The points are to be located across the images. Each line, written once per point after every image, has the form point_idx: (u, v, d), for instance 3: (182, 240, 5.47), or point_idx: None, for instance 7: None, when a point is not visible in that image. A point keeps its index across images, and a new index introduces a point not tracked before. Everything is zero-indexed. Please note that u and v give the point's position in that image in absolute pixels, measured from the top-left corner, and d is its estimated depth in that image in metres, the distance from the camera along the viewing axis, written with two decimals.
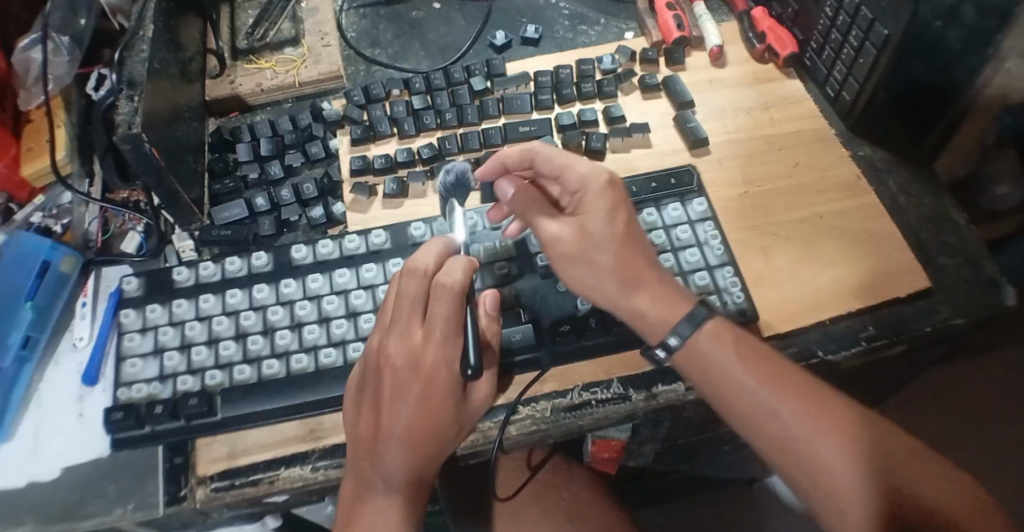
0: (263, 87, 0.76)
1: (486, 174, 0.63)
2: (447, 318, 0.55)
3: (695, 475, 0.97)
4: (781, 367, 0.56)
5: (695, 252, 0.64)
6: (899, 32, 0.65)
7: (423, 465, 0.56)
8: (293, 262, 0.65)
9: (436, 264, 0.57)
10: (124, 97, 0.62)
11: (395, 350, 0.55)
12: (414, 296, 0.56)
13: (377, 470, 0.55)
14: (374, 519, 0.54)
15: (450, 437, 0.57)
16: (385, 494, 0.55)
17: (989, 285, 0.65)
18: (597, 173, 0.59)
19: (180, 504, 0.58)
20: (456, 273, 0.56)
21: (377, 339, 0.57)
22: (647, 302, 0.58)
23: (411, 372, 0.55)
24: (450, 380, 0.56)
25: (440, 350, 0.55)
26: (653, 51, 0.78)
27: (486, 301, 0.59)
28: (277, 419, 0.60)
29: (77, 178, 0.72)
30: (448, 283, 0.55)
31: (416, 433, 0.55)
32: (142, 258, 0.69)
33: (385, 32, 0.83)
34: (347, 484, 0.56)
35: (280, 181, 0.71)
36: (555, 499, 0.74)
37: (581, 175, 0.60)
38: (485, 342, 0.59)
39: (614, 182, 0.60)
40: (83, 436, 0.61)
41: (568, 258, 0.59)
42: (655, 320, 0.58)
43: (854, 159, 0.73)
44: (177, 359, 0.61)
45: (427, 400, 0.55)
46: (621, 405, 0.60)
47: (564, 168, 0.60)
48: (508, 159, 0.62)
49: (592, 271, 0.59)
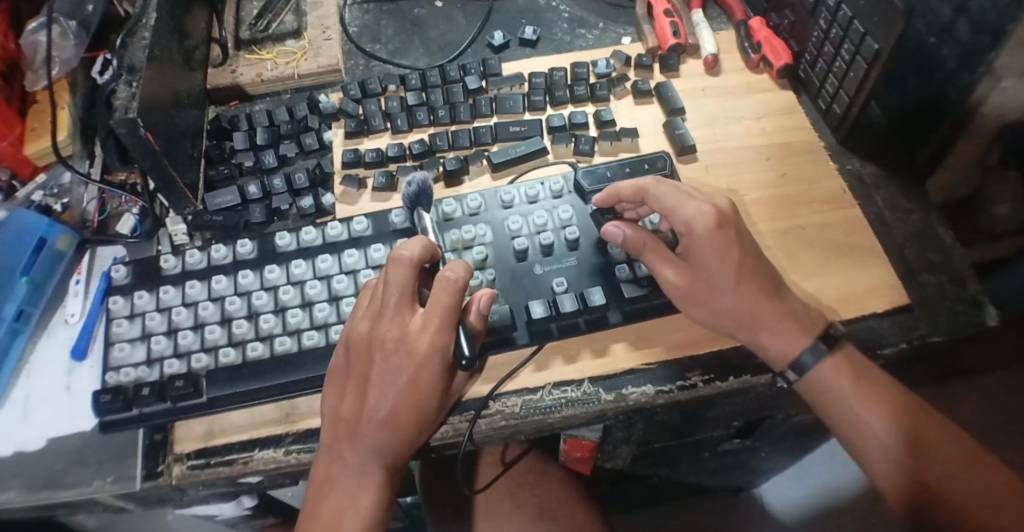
0: (263, 77, 0.78)
1: (600, 203, 0.65)
2: (447, 309, 0.57)
3: (677, 480, 0.97)
4: (882, 384, 0.60)
5: (664, 234, 0.66)
6: (890, 47, 0.65)
7: (402, 451, 0.58)
8: (277, 249, 0.67)
9: (422, 253, 0.59)
10: (123, 82, 0.64)
11: (390, 334, 0.57)
12: (406, 282, 0.58)
13: (358, 450, 0.56)
14: (348, 496, 0.57)
15: (429, 423, 0.58)
16: (363, 472, 0.57)
17: (971, 303, 0.64)
18: (703, 216, 0.61)
19: (157, 479, 0.59)
20: (458, 269, 0.58)
21: (366, 322, 0.58)
22: (772, 341, 0.60)
23: (404, 358, 0.57)
24: (442, 368, 0.57)
25: (434, 340, 0.57)
26: (648, 56, 0.78)
27: (481, 300, 0.60)
28: (254, 401, 0.61)
29: (78, 159, 0.74)
30: (452, 277, 0.57)
31: (400, 418, 0.56)
32: (135, 240, 0.71)
33: (386, 28, 0.84)
34: (322, 462, 0.57)
35: (274, 170, 0.73)
36: (528, 495, 0.74)
37: (685, 219, 0.61)
38: (473, 336, 0.60)
39: (723, 222, 0.61)
40: (69, 409, 0.63)
41: (687, 299, 0.61)
42: (780, 355, 0.60)
43: (843, 172, 0.72)
44: (164, 343, 0.63)
45: (416, 386, 0.57)
46: (591, 405, 0.61)
47: (671, 211, 0.62)
48: (622, 192, 0.64)
49: (721, 311, 0.61)
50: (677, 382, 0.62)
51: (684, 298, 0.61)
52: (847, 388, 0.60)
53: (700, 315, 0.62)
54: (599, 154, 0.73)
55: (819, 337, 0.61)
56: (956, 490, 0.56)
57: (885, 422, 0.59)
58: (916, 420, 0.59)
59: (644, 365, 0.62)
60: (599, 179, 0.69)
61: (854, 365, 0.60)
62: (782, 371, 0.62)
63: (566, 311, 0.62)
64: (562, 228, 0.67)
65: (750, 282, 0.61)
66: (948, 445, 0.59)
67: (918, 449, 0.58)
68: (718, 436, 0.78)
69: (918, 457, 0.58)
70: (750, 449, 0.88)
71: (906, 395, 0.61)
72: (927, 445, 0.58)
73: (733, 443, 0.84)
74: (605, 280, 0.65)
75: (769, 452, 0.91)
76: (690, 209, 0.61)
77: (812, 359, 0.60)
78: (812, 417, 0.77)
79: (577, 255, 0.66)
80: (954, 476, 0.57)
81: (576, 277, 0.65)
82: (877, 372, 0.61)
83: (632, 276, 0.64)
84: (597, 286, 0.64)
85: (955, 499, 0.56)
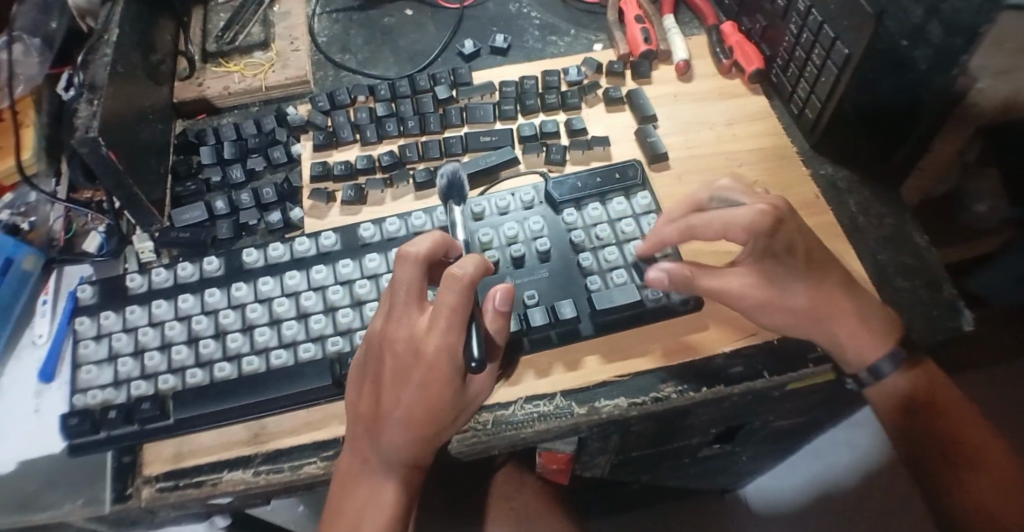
0: (230, 90, 0.77)
1: (644, 252, 0.64)
2: (454, 309, 0.54)
3: (659, 485, 0.97)
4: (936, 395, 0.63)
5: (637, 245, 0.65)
6: (860, 52, 0.64)
7: (420, 449, 0.57)
8: (244, 266, 0.66)
9: (432, 249, 0.56)
10: (84, 100, 0.63)
11: (398, 335, 0.55)
12: (414, 279, 0.56)
13: (377, 450, 0.56)
14: (370, 493, 0.56)
15: (447, 423, 0.57)
16: (385, 472, 0.57)
17: (947, 308, 0.64)
18: (758, 221, 0.59)
19: (126, 502, 0.59)
20: (468, 265, 0.55)
21: (378, 320, 0.57)
22: (847, 341, 0.61)
23: (413, 360, 0.55)
24: (452, 370, 0.55)
25: (442, 342, 0.54)
26: (619, 63, 0.78)
27: (497, 296, 0.57)
28: (222, 422, 0.61)
29: (44, 178, 0.73)
30: (458, 273, 0.54)
31: (415, 419, 0.55)
32: (102, 259, 0.70)
33: (356, 38, 0.83)
34: (343, 459, 0.57)
35: (242, 185, 0.72)
36: (505, 508, 0.74)
37: (743, 228, 0.59)
38: (488, 337, 0.58)
39: (779, 220, 0.59)
40: (38, 433, 0.62)
41: (759, 308, 0.61)
42: (857, 354, 0.61)
43: (816, 177, 0.72)
44: (131, 364, 0.62)
45: (428, 387, 0.55)
46: (563, 419, 0.60)
47: (726, 226, 0.60)
48: (668, 239, 0.63)
49: (795, 312, 0.61)
50: (650, 394, 0.61)
51: (758, 307, 0.61)
52: (914, 395, 0.62)
53: (773, 321, 0.61)
54: (571, 163, 0.73)
55: (890, 336, 0.61)
56: (992, 507, 0.59)
57: (945, 432, 0.62)
58: (975, 436, 0.62)
59: (616, 377, 0.62)
60: (570, 189, 0.68)
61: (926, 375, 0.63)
62: (855, 373, 0.63)
63: (537, 324, 0.62)
64: (533, 239, 0.66)
65: (813, 285, 0.61)
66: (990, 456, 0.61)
67: (971, 463, 0.61)
68: (697, 443, 0.78)
69: (969, 471, 0.60)
70: (730, 454, 0.88)
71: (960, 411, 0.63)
72: (981, 460, 0.61)
73: (713, 448, 0.84)
74: (577, 292, 0.64)
75: (751, 455, 0.91)
76: (744, 216, 0.59)
77: (886, 364, 0.61)
78: (789, 422, 0.77)
79: (549, 266, 0.65)
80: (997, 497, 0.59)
81: (548, 288, 0.64)
82: (947, 387, 0.63)
83: (629, 280, 0.64)
84: (569, 299, 0.63)
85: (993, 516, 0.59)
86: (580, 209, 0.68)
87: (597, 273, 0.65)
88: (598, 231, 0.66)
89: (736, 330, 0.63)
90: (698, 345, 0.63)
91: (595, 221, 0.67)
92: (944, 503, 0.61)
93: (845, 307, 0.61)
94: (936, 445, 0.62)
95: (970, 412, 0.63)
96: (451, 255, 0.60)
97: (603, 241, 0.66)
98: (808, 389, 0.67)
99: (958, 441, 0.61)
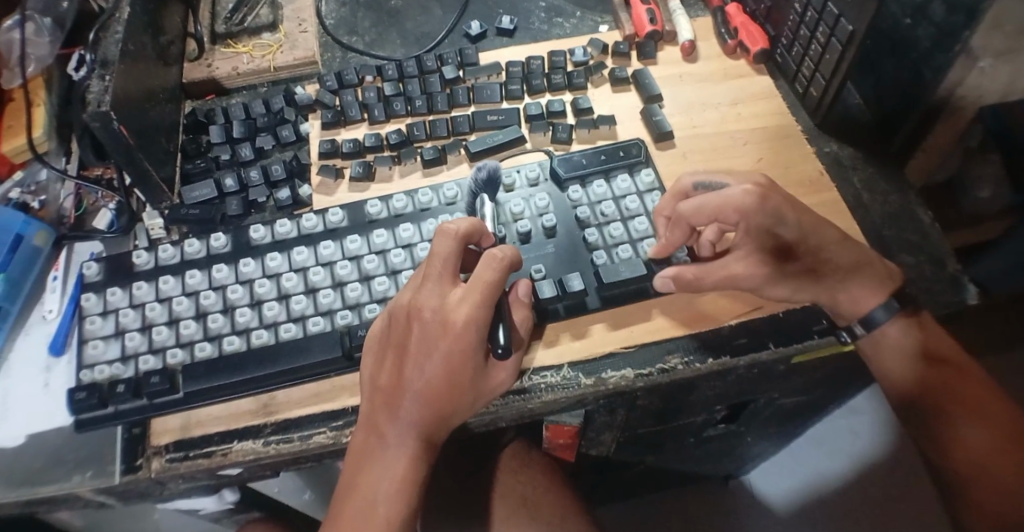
0: (239, 71, 0.78)
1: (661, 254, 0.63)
2: (489, 284, 0.55)
3: (663, 468, 0.97)
4: (939, 352, 0.62)
5: (643, 221, 0.66)
6: (864, 29, 0.65)
7: (437, 425, 0.56)
8: (251, 243, 0.67)
9: (470, 230, 0.57)
10: (96, 76, 0.64)
11: (427, 304, 0.55)
12: (451, 253, 0.56)
13: (395, 421, 0.56)
14: (384, 466, 0.56)
15: (466, 402, 0.56)
16: (399, 444, 0.56)
17: (952, 284, 0.65)
18: (746, 196, 0.59)
19: (135, 473, 0.59)
20: (506, 249, 0.57)
21: (409, 292, 0.57)
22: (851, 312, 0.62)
23: (438, 331, 0.55)
24: (476, 345, 0.55)
25: (471, 315, 0.54)
26: (624, 44, 0.79)
27: (519, 287, 0.60)
28: (230, 395, 0.61)
29: (54, 156, 0.74)
30: (499, 255, 0.56)
31: (434, 392, 0.55)
32: (112, 235, 0.70)
33: (363, 20, 0.84)
34: (360, 430, 0.57)
35: (251, 163, 0.72)
36: (512, 484, 0.75)
37: (738, 208, 0.60)
38: (514, 326, 0.60)
39: (767, 194, 0.59)
40: (49, 405, 0.63)
41: (770, 279, 0.61)
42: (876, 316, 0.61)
43: (821, 154, 0.72)
44: (138, 339, 0.62)
45: (452, 360, 0.55)
46: (570, 390, 0.61)
47: (720, 208, 0.60)
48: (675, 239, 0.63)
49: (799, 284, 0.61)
50: (656, 365, 0.61)
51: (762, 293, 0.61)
52: (909, 346, 0.62)
53: (784, 293, 0.61)
54: (577, 142, 0.74)
55: (896, 294, 0.62)
56: (980, 460, 0.58)
57: (939, 387, 0.61)
58: (978, 391, 0.61)
59: (623, 348, 0.62)
60: (575, 166, 0.69)
61: (923, 327, 0.63)
62: (849, 324, 0.63)
63: (546, 296, 0.62)
64: (539, 215, 0.67)
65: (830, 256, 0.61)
66: (990, 412, 0.60)
67: (969, 417, 0.60)
68: (702, 422, 0.78)
69: (965, 422, 0.60)
70: (735, 436, 0.88)
71: (968, 370, 0.62)
72: (983, 419, 0.60)
73: (718, 428, 0.85)
74: (583, 267, 0.64)
75: (754, 438, 0.91)
76: (738, 196, 0.59)
77: (887, 313, 0.61)
78: (794, 401, 0.78)
79: (555, 242, 0.66)
80: (994, 450, 0.58)
81: (556, 264, 0.65)
82: (947, 338, 0.63)
83: (634, 255, 0.64)
84: (576, 273, 0.64)
85: (984, 470, 0.58)
86: (585, 186, 0.68)
87: (602, 248, 0.65)
88: (602, 208, 0.67)
89: (743, 305, 0.64)
90: (704, 318, 0.63)
91: (599, 198, 0.68)
92: (941, 460, 0.61)
93: (852, 282, 0.61)
94: (933, 397, 0.61)
95: (973, 367, 0.63)
96: (484, 246, 0.62)
97: (607, 218, 0.67)
98: (814, 363, 0.67)
99: (960, 399, 0.61)
